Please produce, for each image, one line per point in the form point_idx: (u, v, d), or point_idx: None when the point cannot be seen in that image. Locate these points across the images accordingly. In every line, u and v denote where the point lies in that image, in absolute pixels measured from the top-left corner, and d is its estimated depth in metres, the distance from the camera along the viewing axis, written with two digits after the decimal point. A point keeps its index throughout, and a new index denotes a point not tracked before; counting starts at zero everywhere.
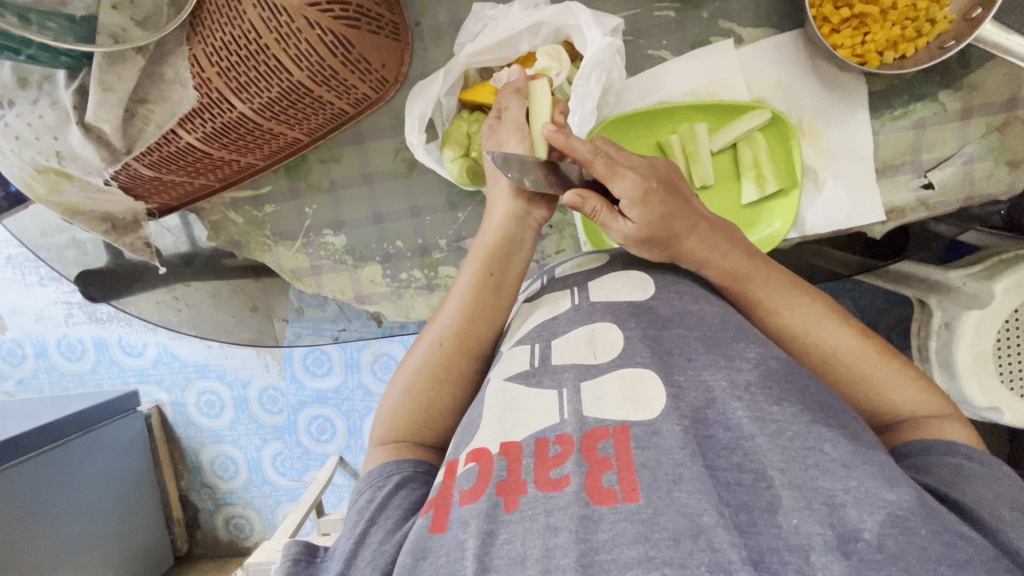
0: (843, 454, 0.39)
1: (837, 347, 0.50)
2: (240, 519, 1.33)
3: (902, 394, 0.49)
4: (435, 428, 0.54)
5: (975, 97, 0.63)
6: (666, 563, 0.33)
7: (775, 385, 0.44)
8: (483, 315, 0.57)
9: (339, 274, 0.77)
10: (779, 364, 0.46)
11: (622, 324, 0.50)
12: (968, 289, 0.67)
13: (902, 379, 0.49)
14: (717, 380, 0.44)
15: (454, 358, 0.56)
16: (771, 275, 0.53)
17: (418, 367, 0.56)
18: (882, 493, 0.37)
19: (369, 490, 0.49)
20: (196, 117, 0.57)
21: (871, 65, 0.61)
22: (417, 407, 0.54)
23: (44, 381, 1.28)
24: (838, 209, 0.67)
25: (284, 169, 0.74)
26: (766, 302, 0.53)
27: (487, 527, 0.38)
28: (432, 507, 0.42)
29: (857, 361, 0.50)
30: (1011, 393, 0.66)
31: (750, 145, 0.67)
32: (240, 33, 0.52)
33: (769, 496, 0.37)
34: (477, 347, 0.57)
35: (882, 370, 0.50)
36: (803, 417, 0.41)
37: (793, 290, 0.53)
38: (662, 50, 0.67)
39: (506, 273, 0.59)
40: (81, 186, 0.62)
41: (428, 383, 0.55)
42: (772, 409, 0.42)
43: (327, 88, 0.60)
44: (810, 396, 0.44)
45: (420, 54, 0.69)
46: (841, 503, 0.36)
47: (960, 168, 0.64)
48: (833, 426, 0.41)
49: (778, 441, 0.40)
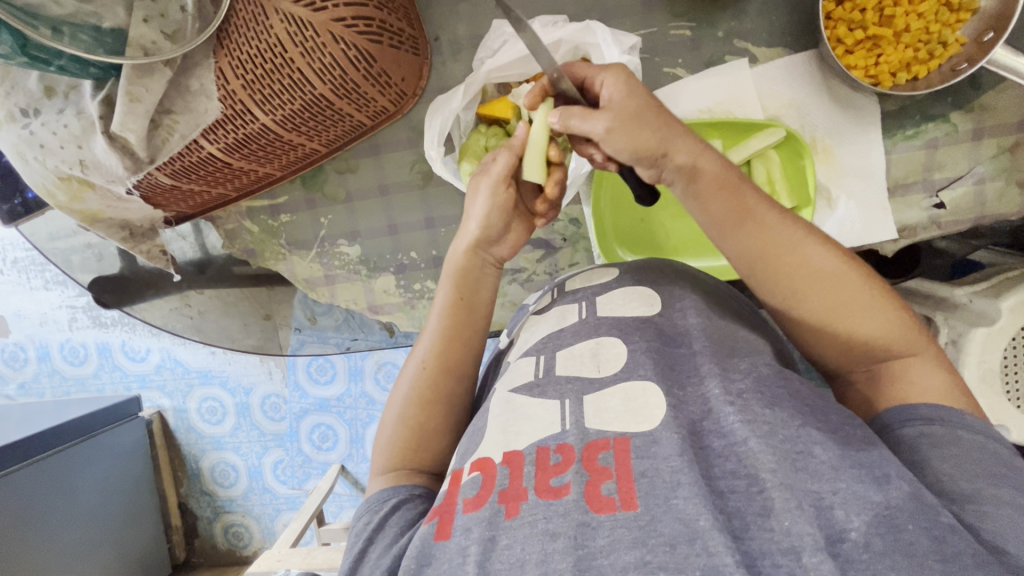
0: (831, 457, 0.39)
1: (822, 268, 0.48)
2: (239, 527, 1.31)
3: (881, 322, 0.47)
4: (430, 450, 0.54)
5: (987, 117, 0.64)
6: (662, 567, 0.34)
7: (766, 390, 0.44)
8: (461, 339, 0.57)
9: (353, 284, 0.78)
10: (770, 370, 0.46)
11: (627, 337, 0.50)
12: (975, 306, 0.65)
13: (880, 307, 0.48)
14: (712, 389, 0.45)
15: (440, 378, 0.56)
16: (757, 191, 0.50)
17: (407, 392, 0.56)
18: (868, 494, 0.37)
19: (368, 514, 0.49)
20: (219, 128, 0.58)
21: (884, 85, 0.63)
22: (410, 432, 0.54)
23: (45, 385, 1.28)
24: (851, 226, 0.68)
25: (300, 179, 0.75)
26: (755, 219, 0.49)
27: (489, 533, 0.38)
28: (437, 514, 0.42)
29: (841, 283, 0.48)
30: (1017, 409, 0.65)
31: (764, 162, 0.67)
32: (266, 46, 0.53)
33: (762, 500, 0.37)
34: (463, 368, 0.57)
35: (863, 294, 0.47)
36: (795, 421, 0.41)
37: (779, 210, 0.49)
38: (678, 68, 0.68)
39: (476, 296, 0.58)
40: (102, 195, 0.63)
41: (418, 407, 0.55)
42: (764, 413, 0.42)
43: (348, 101, 0.61)
44: (801, 399, 0.44)
45: (438, 69, 0.70)
46: (829, 505, 0.36)
47: (972, 188, 0.66)
48: (823, 429, 0.41)
49: (769, 442, 0.40)
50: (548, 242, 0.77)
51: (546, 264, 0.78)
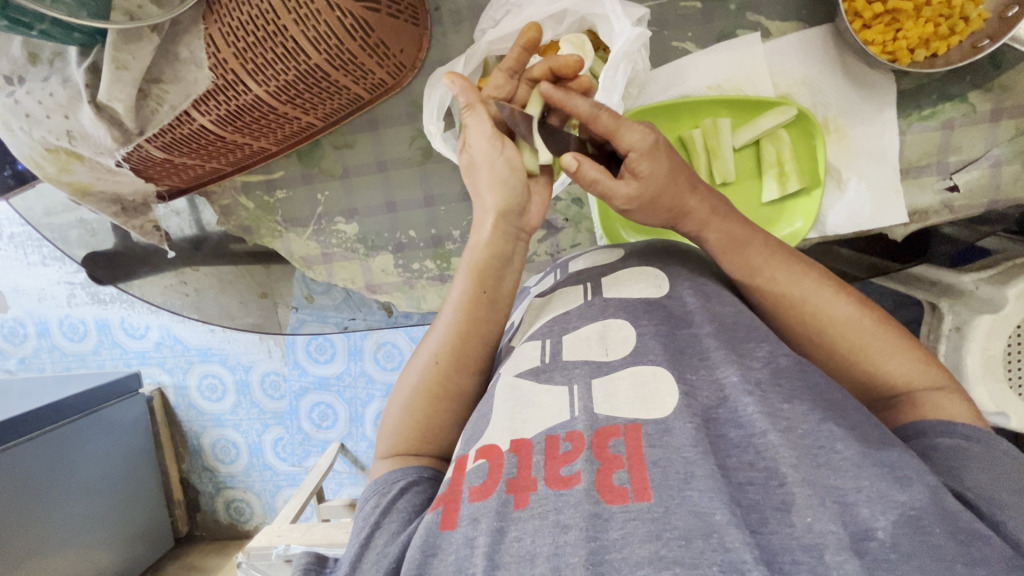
0: (854, 454, 0.38)
1: (835, 316, 0.49)
2: (241, 502, 1.32)
3: (899, 365, 0.48)
4: (436, 441, 0.53)
5: (1006, 98, 0.62)
6: (677, 562, 0.33)
7: (785, 383, 0.43)
8: (477, 333, 0.54)
9: (350, 262, 0.76)
10: (789, 360, 0.45)
11: (636, 320, 0.49)
12: (980, 293, 0.64)
13: (902, 350, 0.48)
14: (729, 376, 0.44)
15: (452, 373, 0.53)
16: (769, 242, 0.52)
17: (414, 384, 0.54)
18: (894, 493, 0.36)
19: (374, 497, 0.48)
20: (210, 99, 0.56)
21: (902, 62, 0.60)
22: (415, 427, 0.52)
23: (45, 361, 1.28)
24: (860, 209, 0.66)
25: (296, 154, 0.73)
26: (764, 269, 0.51)
27: (497, 524, 0.38)
28: (442, 502, 0.42)
29: (855, 330, 0.48)
30: (1019, 398, 0.64)
31: (773, 142, 0.65)
32: (258, 12, 0.50)
33: (781, 495, 0.36)
34: (475, 362, 0.54)
35: (879, 340, 0.48)
36: (815, 416, 0.40)
37: (789, 261, 0.51)
38: (687, 42, 0.66)
39: (500, 288, 0.55)
40: (90, 166, 0.61)
41: (426, 402, 0.53)
42: (783, 408, 0.41)
43: (344, 72, 0.58)
44: (820, 394, 0.43)
45: (439, 40, 0.67)
46: (853, 502, 0.36)
47: (988, 171, 0.63)
48: (845, 425, 0.40)
49: (790, 438, 0.39)
50: (551, 221, 0.76)
51: (548, 245, 0.76)
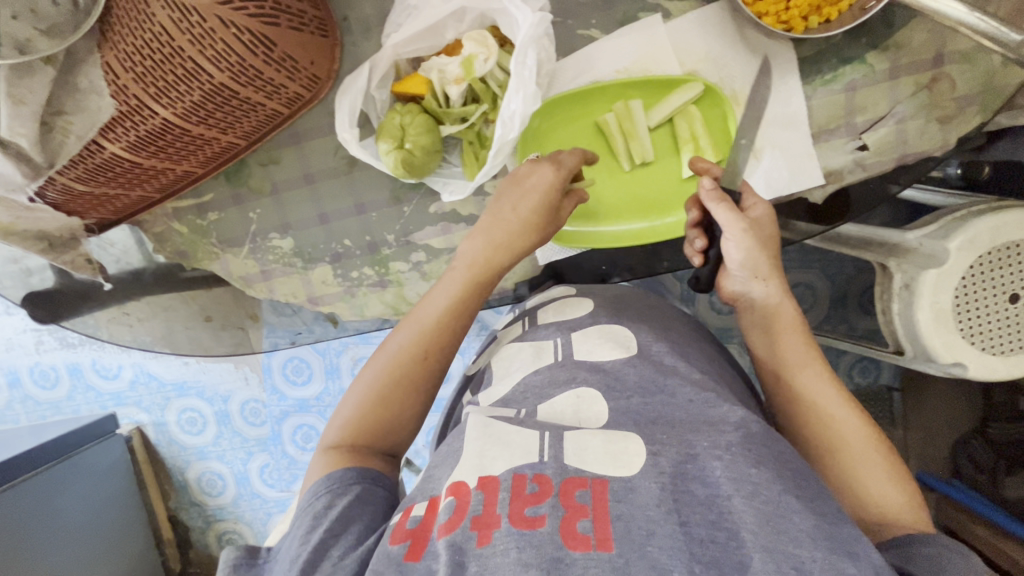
0: (809, 526, 0.39)
1: (835, 419, 0.59)
2: (233, 534, 1.31)
3: (874, 485, 0.55)
4: (384, 438, 0.58)
5: (902, 56, 0.63)
6: None
7: (754, 449, 0.45)
8: (440, 339, 0.62)
9: (290, 277, 0.76)
10: (761, 427, 0.47)
11: (607, 396, 0.53)
12: (924, 248, 0.68)
13: (883, 471, 0.55)
14: (699, 441, 0.46)
15: (408, 372, 0.60)
16: (799, 348, 0.64)
17: (371, 379, 0.60)
18: (844, 566, 0.37)
19: (326, 496, 0.50)
20: (117, 125, 0.56)
21: (797, 31, 0.63)
22: (368, 420, 0.58)
23: (19, 412, 1.26)
24: (776, 175, 0.68)
25: (224, 175, 0.73)
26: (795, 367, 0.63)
27: (456, 559, 0.39)
28: (409, 535, 0.43)
29: (847, 437, 0.57)
30: (972, 347, 0.68)
31: (685, 118, 0.70)
32: (152, 35, 0.51)
33: (739, 556, 0.38)
34: (430, 367, 0.61)
35: (866, 450, 0.56)
36: (777, 485, 0.42)
37: (815, 372, 0.62)
38: (592, 29, 0.67)
39: (470, 303, 0.65)
40: (5, 204, 0.63)
41: (380, 394, 0.59)
42: (751, 471, 0.43)
43: (255, 89, 0.59)
44: (786, 463, 0.45)
45: (350, 49, 0.68)
46: (809, 570, 0.37)
47: (893, 128, 0.64)
48: (804, 498, 0.42)
49: (753, 503, 0.40)
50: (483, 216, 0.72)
51: None
